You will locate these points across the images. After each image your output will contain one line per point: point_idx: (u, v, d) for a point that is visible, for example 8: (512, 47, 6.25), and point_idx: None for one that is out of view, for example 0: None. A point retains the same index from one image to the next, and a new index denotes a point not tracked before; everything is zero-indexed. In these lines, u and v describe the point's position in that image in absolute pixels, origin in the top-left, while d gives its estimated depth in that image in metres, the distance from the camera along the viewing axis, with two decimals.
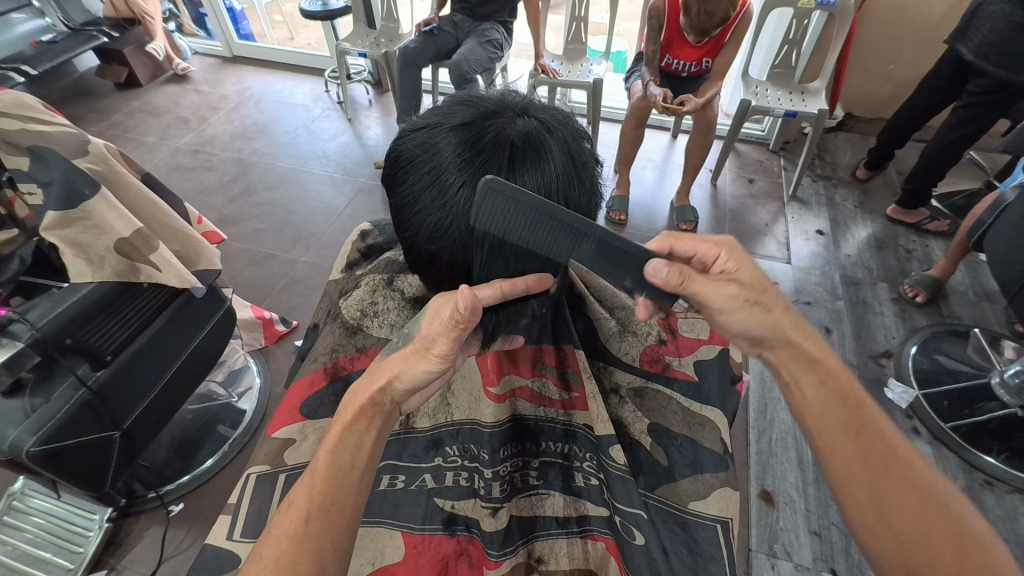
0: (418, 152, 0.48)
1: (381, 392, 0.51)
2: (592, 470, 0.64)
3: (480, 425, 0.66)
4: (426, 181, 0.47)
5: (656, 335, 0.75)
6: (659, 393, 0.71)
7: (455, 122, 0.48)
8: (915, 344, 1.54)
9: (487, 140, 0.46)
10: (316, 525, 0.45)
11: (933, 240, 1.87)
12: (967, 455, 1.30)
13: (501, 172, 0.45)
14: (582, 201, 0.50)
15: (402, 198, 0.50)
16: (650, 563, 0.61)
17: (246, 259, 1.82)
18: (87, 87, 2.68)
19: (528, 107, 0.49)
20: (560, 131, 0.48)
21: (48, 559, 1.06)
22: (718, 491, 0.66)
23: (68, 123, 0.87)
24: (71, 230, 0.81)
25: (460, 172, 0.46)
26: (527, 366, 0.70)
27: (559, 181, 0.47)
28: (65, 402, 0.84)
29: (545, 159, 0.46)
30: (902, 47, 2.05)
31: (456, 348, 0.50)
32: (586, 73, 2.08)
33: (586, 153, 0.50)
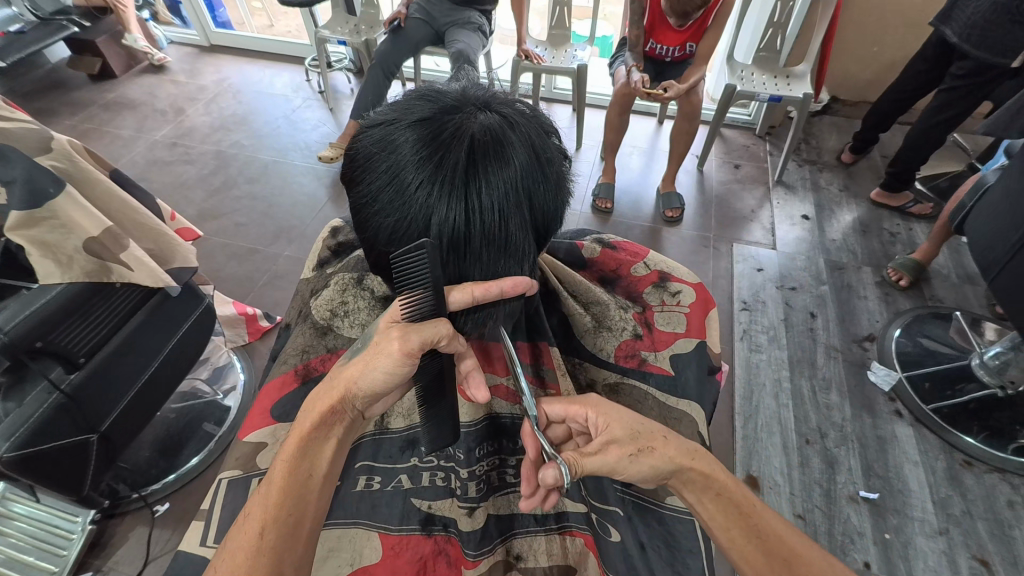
0: (376, 149, 0.47)
1: (344, 397, 0.49)
2: None
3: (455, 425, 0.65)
4: (384, 180, 0.46)
5: (632, 330, 0.72)
6: (635, 389, 0.70)
7: (414, 117, 0.46)
8: (898, 327, 1.55)
9: (446, 136, 0.44)
10: (271, 536, 0.44)
11: (916, 223, 1.88)
12: (948, 436, 1.32)
13: (461, 170, 0.44)
14: (547, 197, 0.48)
15: (361, 197, 0.48)
16: (627, 558, 0.63)
17: (228, 254, 1.79)
18: (59, 79, 2.60)
19: (490, 101, 0.48)
20: (523, 126, 0.47)
21: (32, 563, 1.02)
22: None
23: (30, 118, 0.85)
24: (37, 230, 0.79)
25: (419, 170, 0.44)
26: (503, 365, 0.68)
27: (523, 176, 0.46)
28: (39, 406, 0.82)
29: (508, 156, 0.45)
30: (886, 28, 2.04)
31: (423, 346, 0.47)
32: (570, 59, 2.05)
33: (551, 148, 0.49)
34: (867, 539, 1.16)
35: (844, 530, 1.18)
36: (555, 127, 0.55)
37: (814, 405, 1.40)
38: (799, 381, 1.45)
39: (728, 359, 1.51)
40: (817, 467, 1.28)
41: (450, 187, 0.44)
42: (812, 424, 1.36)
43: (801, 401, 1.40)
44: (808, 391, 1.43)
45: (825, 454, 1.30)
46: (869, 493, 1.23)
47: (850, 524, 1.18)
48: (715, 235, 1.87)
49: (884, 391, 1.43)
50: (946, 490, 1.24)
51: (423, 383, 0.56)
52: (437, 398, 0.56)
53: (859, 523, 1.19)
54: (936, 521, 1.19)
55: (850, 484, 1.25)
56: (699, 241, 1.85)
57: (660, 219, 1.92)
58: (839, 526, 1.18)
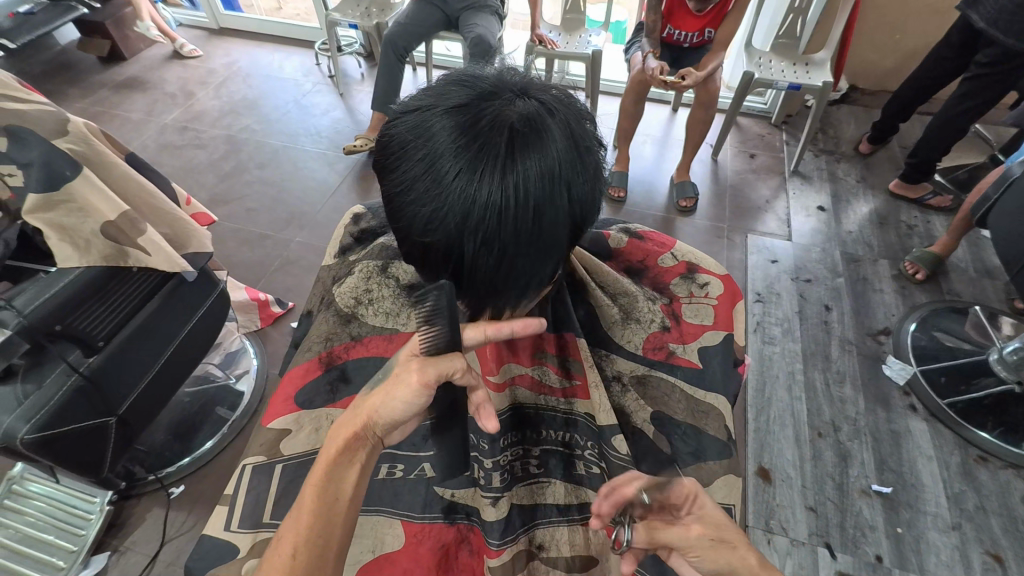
0: (410, 136, 0.45)
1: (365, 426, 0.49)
2: (593, 458, 0.64)
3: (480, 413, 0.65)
4: (420, 169, 0.44)
5: (660, 322, 0.71)
6: (662, 381, 0.68)
7: (450, 103, 0.44)
8: (914, 320, 1.53)
9: (485, 124, 0.42)
10: (302, 558, 0.46)
11: (934, 216, 1.85)
12: (962, 431, 1.31)
13: (499, 160, 0.41)
14: (586, 189, 0.46)
15: (394, 187, 0.46)
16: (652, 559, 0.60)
17: (239, 239, 1.79)
18: (69, 62, 2.59)
19: (528, 87, 0.46)
20: (563, 113, 0.45)
21: (51, 542, 1.07)
22: (723, 477, 0.65)
23: (45, 100, 0.85)
24: (54, 214, 0.80)
25: (456, 158, 0.42)
26: (526, 355, 0.66)
27: (563, 166, 0.43)
28: (57, 389, 0.83)
29: (548, 146, 0.42)
30: (910, 15, 1.99)
31: (440, 378, 0.47)
32: (584, 44, 2.02)
33: (590, 137, 0.46)
34: (878, 532, 1.16)
35: (856, 523, 1.17)
36: (591, 115, 0.53)
37: (828, 398, 1.39)
38: (812, 373, 1.44)
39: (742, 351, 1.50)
40: (829, 459, 1.28)
41: (488, 178, 0.42)
42: (825, 417, 1.35)
43: (815, 394, 1.39)
44: (822, 384, 1.42)
45: (837, 447, 1.30)
46: (882, 487, 1.23)
47: (862, 518, 1.18)
48: (729, 225, 1.85)
49: (898, 385, 1.42)
50: (959, 485, 1.23)
51: (436, 414, 0.52)
52: (448, 427, 0.52)
53: (871, 517, 1.18)
54: (949, 516, 1.19)
55: (863, 477, 1.24)
56: (712, 231, 1.83)
57: (674, 209, 1.90)
58: (851, 520, 1.18)
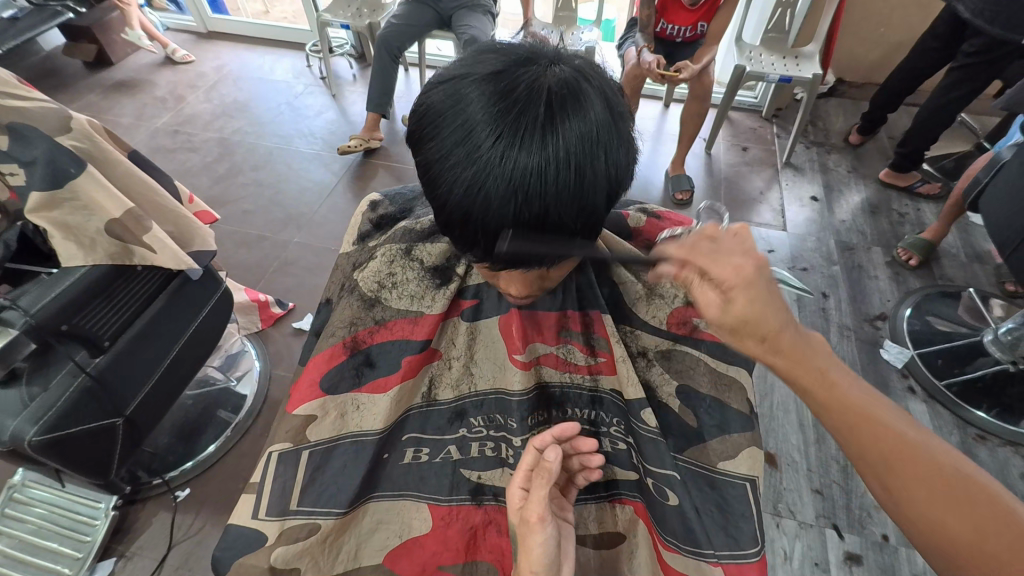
0: (447, 105, 0.45)
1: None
2: (619, 434, 0.65)
3: (507, 394, 0.64)
4: (458, 135, 0.43)
5: (685, 297, 0.68)
6: (687, 355, 0.67)
7: (486, 71, 0.44)
8: (909, 306, 1.56)
9: (524, 89, 0.42)
10: None
11: (924, 204, 1.88)
12: (961, 412, 1.34)
13: (540, 124, 0.41)
14: (620, 155, 0.46)
15: (431, 156, 0.46)
16: (683, 522, 0.61)
17: (236, 241, 1.78)
18: (54, 67, 2.56)
19: (559, 56, 0.46)
20: (597, 81, 0.45)
21: (54, 549, 1.05)
22: (747, 449, 0.64)
23: (46, 98, 0.84)
24: (57, 211, 0.78)
25: (496, 123, 0.42)
26: (551, 334, 0.67)
27: (601, 130, 0.43)
28: (65, 389, 0.82)
29: (586, 109, 0.43)
30: (895, 9, 2.03)
31: (545, 506, 0.51)
32: (577, 42, 2.04)
33: (621, 106, 0.47)
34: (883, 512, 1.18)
35: (861, 504, 1.19)
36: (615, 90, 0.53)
37: None
38: None
39: None
40: (833, 443, 1.29)
41: (529, 140, 0.41)
42: None
43: None
44: None
45: None
46: None
47: (867, 499, 1.20)
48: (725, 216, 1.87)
49: (896, 368, 1.44)
50: None
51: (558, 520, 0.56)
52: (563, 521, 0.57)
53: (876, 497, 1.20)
54: None
55: None
56: None
57: (670, 202, 1.92)
58: (856, 500, 1.20)
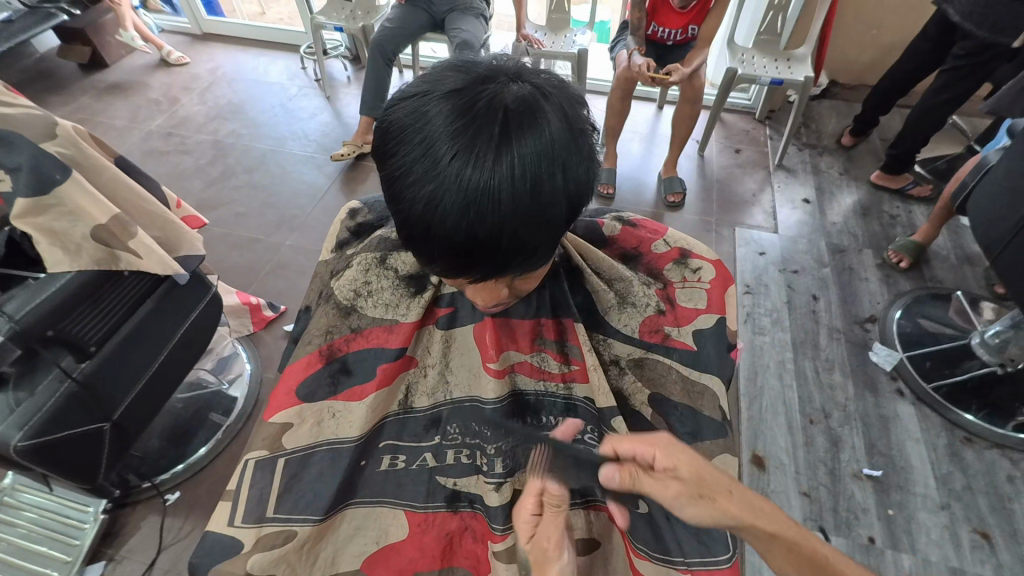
0: (408, 121, 0.45)
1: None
2: (593, 441, 0.64)
3: (482, 401, 0.64)
4: (418, 151, 0.44)
5: (656, 305, 0.69)
6: (658, 363, 0.68)
7: (447, 88, 0.45)
8: (900, 308, 1.57)
9: (482, 106, 0.43)
10: None
11: (916, 206, 1.89)
12: (949, 414, 1.34)
13: (496, 141, 0.42)
14: (580, 170, 0.46)
15: (393, 171, 0.46)
16: (654, 527, 0.64)
17: (229, 243, 1.78)
18: (49, 69, 2.56)
19: (521, 71, 0.46)
20: (557, 97, 0.45)
21: (45, 553, 1.05)
22: (720, 457, 0.65)
23: (32, 103, 0.84)
24: (44, 217, 0.79)
25: (454, 139, 0.42)
26: (525, 341, 0.66)
27: (558, 146, 0.43)
28: (51, 395, 0.82)
29: (543, 126, 0.43)
30: (887, 11, 2.04)
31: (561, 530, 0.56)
32: (570, 44, 2.05)
33: (583, 120, 0.47)
34: (870, 514, 1.19)
35: (849, 506, 1.20)
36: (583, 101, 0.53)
37: (818, 385, 1.41)
38: (802, 361, 1.47)
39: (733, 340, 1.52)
40: (821, 445, 1.30)
41: (485, 159, 0.42)
42: (816, 404, 1.37)
43: (805, 382, 1.42)
44: (812, 372, 1.44)
45: (828, 433, 1.32)
46: (872, 470, 1.25)
47: (854, 501, 1.21)
48: (717, 219, 1.88)
49: (886, 371, 1.45)
50: (947, 466, 1.26)
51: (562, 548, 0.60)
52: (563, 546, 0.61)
53: (863, 499, 1.21)
54: (937, 496, 1.22)
55: (854, 461, 1.27)
56: (700, 226, 1.85)
57: (662, 204, 1.93)
58: (843, 503, 1.20)
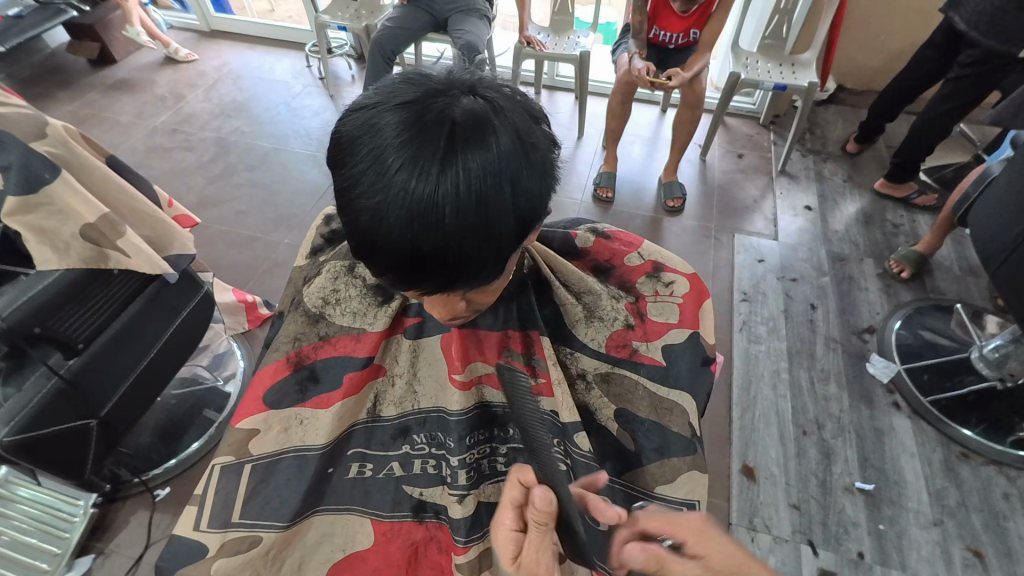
0: (360, 132, 0.45)
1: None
2: (560, 456, 0.64)
3: (447, 413, 0.64)
4: (366, 162, 0.44)
5: (625, 320, 0.71)
6: (625, 378, 0.69)
7: (399, 100, 0.45)
8: (899, 319, 1.54)
9: (429, 119, 0.42)
10: None
11: (920, 215, 1.86)
12: (946, 429, 1.32)
13: (441, 155, 0.42)
14: (532, 185, 0.45)
15: (344, 180, 0.46)
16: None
17: (227, 241, 1.80)
18: (58, 64, 2.59)
19: (477, 85, 0.46)
20: (510, 112, 0.45)
21: (35, 545, 1.05)
22: (685, 473, 0.67)
23: (25, 103, 0.85)
24: (33, 215, 0.80)
25: (400, 152, 0.42)
26: (492, 353, 0.65)
27: (507, 161, 0.43)
28: (37, 391, 0.84)
29: (490, 140, 0.42)
30: (895, 17, 2.01)
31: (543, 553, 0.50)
32: (572, 46, 2.04)
33: (539, 136, 0.47)
34: (861, 528, 1.17)
35: (839, 520, 1.18)
36: (546, 115, 0.52)
37: (813, 396, 1.40)
38: (797, 371, 1.45)
39: (727, 349, 1.51)
40: (813, 457, 1.28)
41: (429, 172, 0.42)
42: (810, 416, 1.36)
43: (800, 393, 1.40)
44: (807, 382, 1.43)
45: (821, 445, 1.30)
46: (864, 484, 1.24)
47: (845, 515, 1.19)
48: (717, 225, 1.86)
49: (882, 383, 1.43)
50: (942, 482, 1.24)
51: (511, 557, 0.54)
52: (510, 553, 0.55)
53: (854, 513, 1.19)
54: (930, 512, 1.20)
55: (846, 475, 1.25)
56: (699, 232, 1.84)
57: (662, 209, 1.91)
58: (834, 516, 1.19)
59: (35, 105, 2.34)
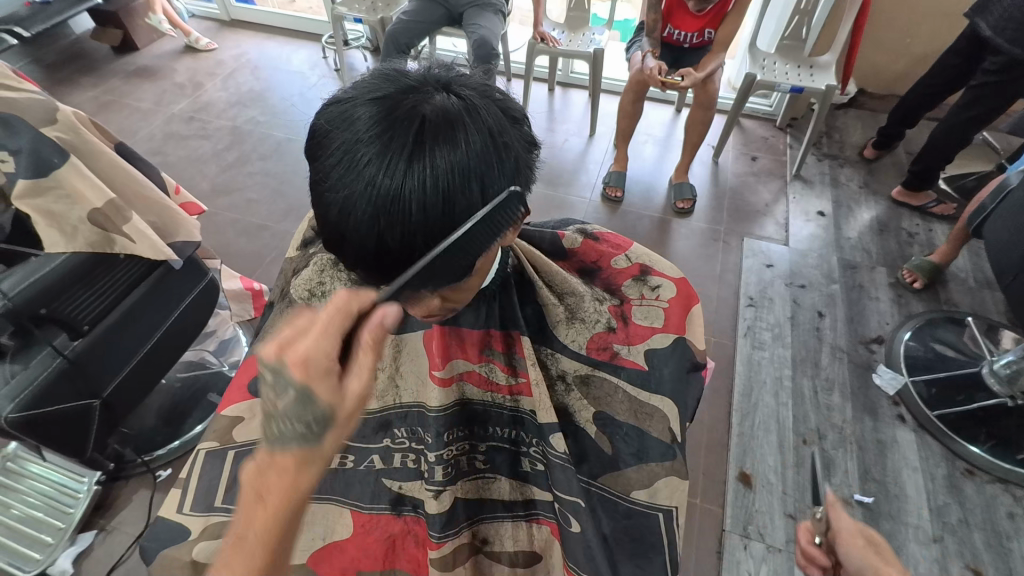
0: (336, 125, 0.50)
1: (296, 516, 0.42)
2: (538, 456, 0.66)
3: (426, 408, 0.65)
4: (340, 154, 0.49)
5: (606, 322, 0.72)
6: (605, 381, 0.70)
7: (374, 96, 0.49)
8: (909, 330, 1.51)
9: (400, 116, 0.47)
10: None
11: (937, 224, 1.81)
12: (951, 444, 1.29)
13: (409, 150, 0.47)
14: (498, 182, 0.51)
15: (320, 170, 0.51)
16: (586, 548, 0.64)
17: (238, 229, 1.82)
18: (83, 50, 2.65)
19: (449, 85, 0.51)
20: (478, 112, 0.50)
21: (41, 518, 1.10)
22: (664, 479, 0.67)
23: (38, 89, 0.87)
24: (43, 199, 0.81)
25: (371, 145, 0.47)
26: (473, 351, 0.66)
27: (471, 159, 0.48)
28: (44, 369, 0.86)
29: (456, 138, 0.48)
30: (919, 20, 1.95)
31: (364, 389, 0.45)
32: (587, 43, 2.02)
33: (506, 135, 0.52)
34: None
35: None
36: (521, 115, 0.58)
37: (815, 405, 1.38)
38: (801, 380, 1.43)
39: (730, 354, 1.49)
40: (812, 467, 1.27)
41: (396, 166, 0.47)
42: (811, 425, 1.34)
43: (802, 401, 1.38)
44: (809, 391, 1.40)
45: (821, 455, 1.29)
46: (863, 497, 1.22)
47: None
48: (726, 228, 1.84)
49: (888, 395, 1.40)
50: (944, 498, 1.22)
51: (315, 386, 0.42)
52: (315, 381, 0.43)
53: None
54: (930, 528, 1.17)
55: (845, 486, 1.24)
56: (708, 235, 1.82)
57: (671, 210, 1.89)
58: None
59: (60, 90, 2.39)
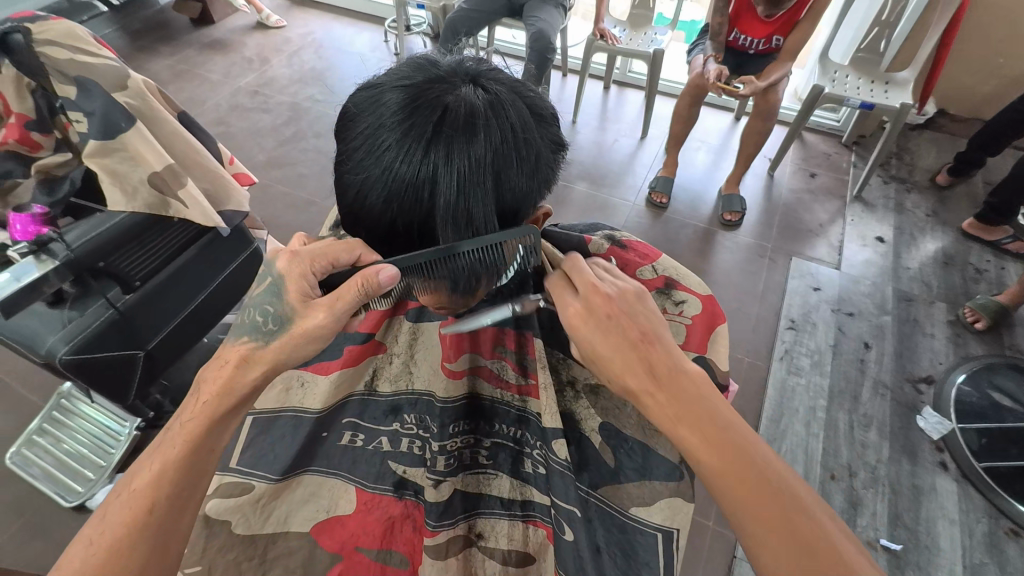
0: (366, 107, 0.52)
1: (220, 420, 0.54)
2: (540, 459, 0.66)
3: (434, 398, 0.70)
4: (364, 136, 0.51)
5: None
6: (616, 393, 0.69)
7: (403, 83, 0.51)
8: (963, 373, 1.41)
9: (423, 105, 0.49)
10: (158, 512, 0.49)
11: (1010, 262, 1.68)
12: (996, 500, 1.20)
13: (427, 140, 0.48)
14: (510, 180, 0.52)
15: (346, 148, 0.54)
16: (577, 557, 0.62)
17: (287, 203, 1.89)
18: (164, 21, 2.80)
19: (476, 78, 0.52)
20: (500, 108, 0.51)
21: (85, 455, 1.19)
22: (666, 500, 0.67)
23: (113, 56, 0.92)
24: (110, 159, 0.88)
25: (393, 131, 0.50)
26: (487, 347, 0.71)
27: (487, 153, 0.50)
28: (96, 318, 0.91)
29: (475, 132, 0.49)
30: (1016, 40, 1.80)
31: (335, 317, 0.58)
32: (647, 42, 1.97)
33: (526, 133, 0.52)
34: None
35: None
36: (545, 113, 0.58)
37: (848, 440, 1.31)
38: (836, 412, 1.36)
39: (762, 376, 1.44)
40: (838, 504, 1.21)
41: (413, 155, 0.49)
42: (842, 460, 1.27)
43: (834, 434, 1.32)
44: (844, 425, 1.33)
45: (848, 493, 1.22)
46: (891, 542, 1.15)
47: None
48: (773, 246, 1.76)
49: (931, 438, 1.31)
50: (981, 556, 1.14)
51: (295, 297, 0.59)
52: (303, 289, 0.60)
53: None
54: None
55: (872, 529, 1.17)
56: (754, 250, 1.75)
57: (717, 221, 1.83)
58: None
59: (140, 57, 2.54)
